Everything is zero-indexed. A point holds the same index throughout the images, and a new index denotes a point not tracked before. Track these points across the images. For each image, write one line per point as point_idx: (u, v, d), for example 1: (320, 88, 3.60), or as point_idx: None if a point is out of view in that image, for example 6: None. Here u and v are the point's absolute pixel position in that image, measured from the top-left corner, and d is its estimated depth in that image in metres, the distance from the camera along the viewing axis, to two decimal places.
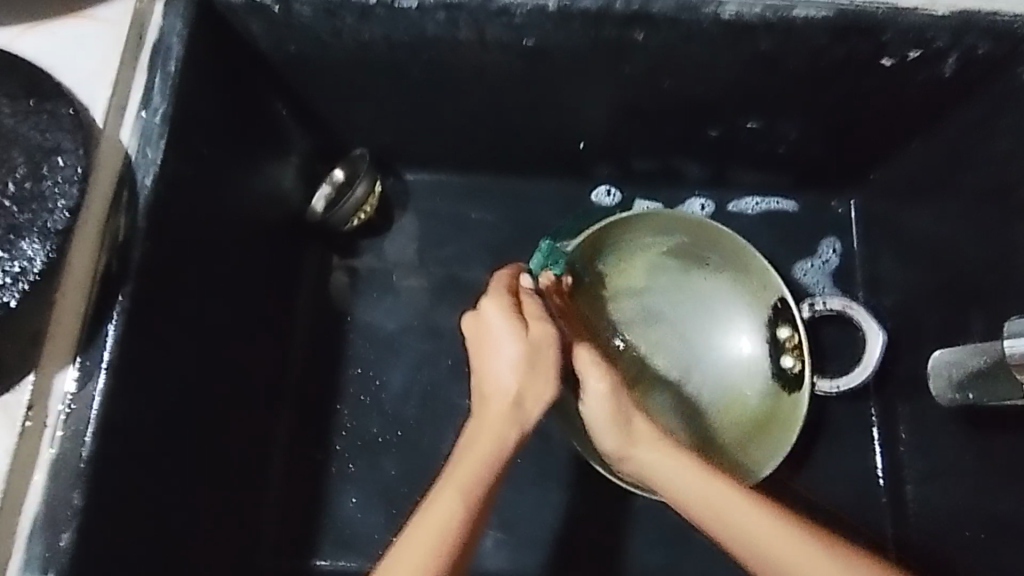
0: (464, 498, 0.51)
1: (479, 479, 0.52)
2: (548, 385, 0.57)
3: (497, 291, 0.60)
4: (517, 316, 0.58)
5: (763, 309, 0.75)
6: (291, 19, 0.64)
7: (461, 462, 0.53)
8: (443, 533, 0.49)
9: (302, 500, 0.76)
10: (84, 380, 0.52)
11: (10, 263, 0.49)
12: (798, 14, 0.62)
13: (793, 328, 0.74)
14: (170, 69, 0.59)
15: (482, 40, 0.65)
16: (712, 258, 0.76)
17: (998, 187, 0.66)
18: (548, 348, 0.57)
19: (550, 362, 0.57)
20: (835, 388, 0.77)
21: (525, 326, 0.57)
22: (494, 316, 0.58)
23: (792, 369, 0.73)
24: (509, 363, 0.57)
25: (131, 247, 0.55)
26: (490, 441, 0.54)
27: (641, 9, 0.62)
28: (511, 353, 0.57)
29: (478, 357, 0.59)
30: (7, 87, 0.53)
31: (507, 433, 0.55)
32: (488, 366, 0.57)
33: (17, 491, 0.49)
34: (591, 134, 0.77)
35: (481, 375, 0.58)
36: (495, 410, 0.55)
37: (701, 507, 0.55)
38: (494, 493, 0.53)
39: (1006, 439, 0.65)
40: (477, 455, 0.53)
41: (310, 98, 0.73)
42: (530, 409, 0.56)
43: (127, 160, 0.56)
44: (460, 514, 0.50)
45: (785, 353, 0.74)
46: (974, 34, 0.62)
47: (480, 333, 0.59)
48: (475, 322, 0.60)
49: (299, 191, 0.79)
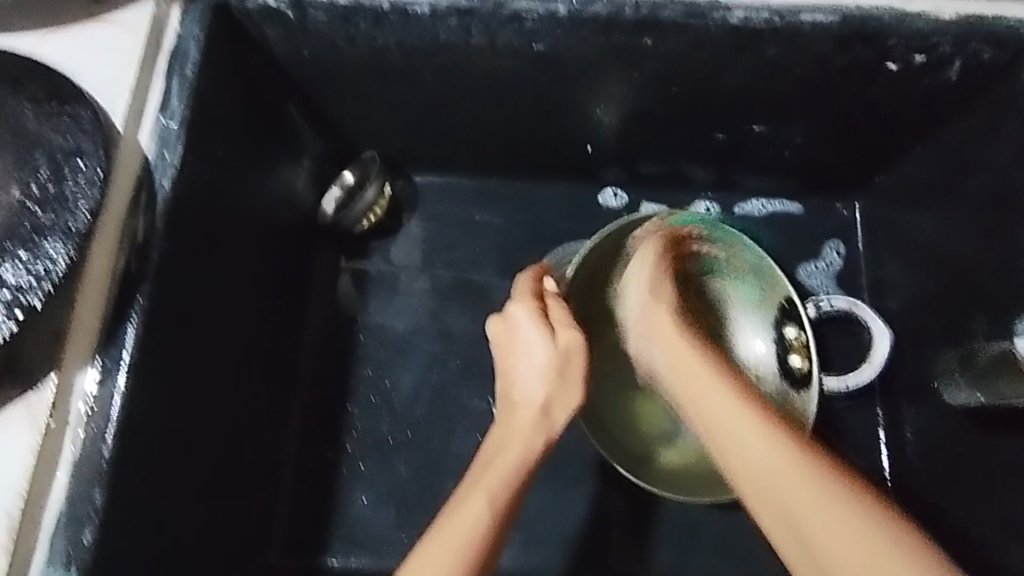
0: (494, 507, 0.51)
1: (509, 483, 0.53)
2: (574, 393, 0.58)
3: (524, 297, 0.62)
4: (546, 325, 0.60)
5: (772, 308, 0.73)
6: (306, 24, 0.65)
7: (491, 467, 0.54)
8: (467, 537, 0.50)
9: (314, 498, 0.77)
10: (103, 380, 0.53)
11: (33, 263, 0.50)
12: (806, 19, 0.63)
13: (800, 328, 0.72)
14: (187, 74, 0.60)
15: (494, 45, 0.66)
16: (719, 255, 0.73)
17: (1003, 191, 0.67)
18: (574, 356, 0.59)
19: (576, 370, 0.59)
20: (843, 386, 0.79)
21: (553, 334, 0.59)
22: (524, 324, 0.60)
23: (800, 369, 0.72)
24: (537, 370, 0.58)
25: (151, 248, 0.56)
26: (518, 448, 0.55)
27: (650, 15, 0.63)
28: (538, 360, 0.59)
29: (507, 364, 0.61)
30: (31, 91, 0.54)
31: (535, 439, 0.56)
32: (517, 373, 0.59)
33: (38, 489, 0.50)
34: (598, 138, 0.78)
35: (510, 381, 0.60)
36: (523, 417, 0.57)
37: (753, 476, 0.51)
38: (519, 500, 0.54)
39: (1012, 440, 0.66)
40: (506, 462, 0.54)
41: (322, 102, 0.75)
42: (558, 417, 0.57)
43: (145, 162, 0.58)
44: (485, 519, 0.51)
45: (793, 354, 0.72)
46: (978, 40, 0.63)
47: (507, 339, 0.62)
48: (505, 330, 0.62)
49: (310, 193, 0.80)
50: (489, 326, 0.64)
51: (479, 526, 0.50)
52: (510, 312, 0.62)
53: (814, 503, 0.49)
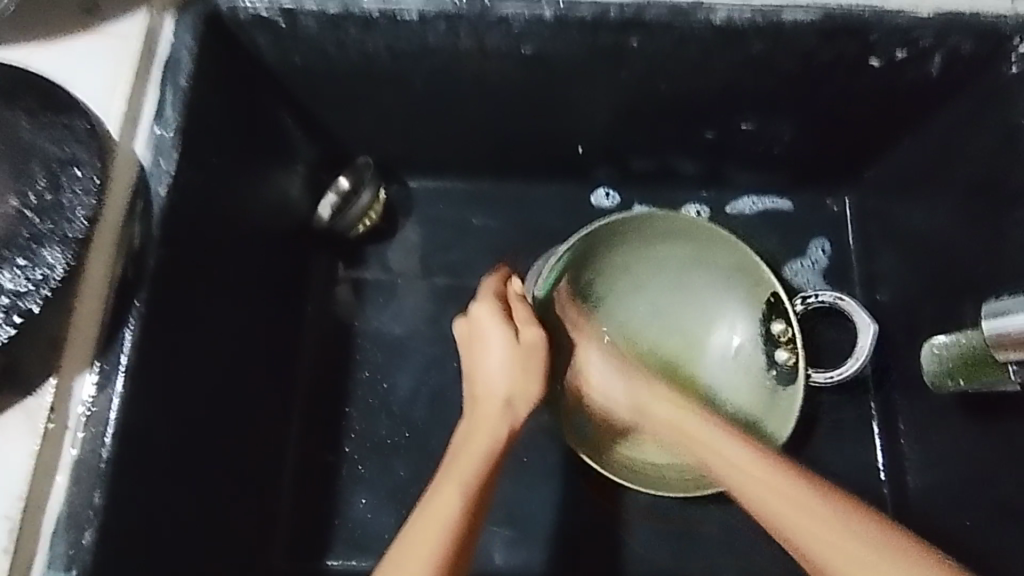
0: (467, 492, 0.53)
1: (478, 479, 0.54)
2: (535, 387, 0.59)
3: (489, 296, 0.63)
4: (508, 326, 0.61)
5: (758, 305, 0.78)
6: (298, 33, 0.66)
7: (459, 461, 0.55)
8: (443, 524, 0.51)
9: (313, 502, 0.78)
10: (103, 384, 0.54)
11: (32, 270, 0.51)
12: (787, 17, 0.64)
13: (786, 323, 0.76)
14: (181, 83, 0.61)
15: (482, 49, 0.68)
16: (706, 259, 0.79)
17: (986, 181, 0.68)
18: (538, 350, 0.60)
19: (538, 365, 0.60)
20: (828, 377, 0.79)
21: (516, 332, 0.60)
22: (486, 321, 0.61)
23: (787, 362, 0.76)
24: (500, 368, 0.59)
25: (147, 254, 0.56)
26: (483, 443, 0.56)
27: (635, 16, 0.64)
28: (504, 355, 0.60)
29: (471, 363, 0.61)
30: (26, 102, 0.55)
31: (498, 430, 0.57)
32: (481, 369, 0.60)
33: (39, 492, 0.51)
34: (589, 138, 0.79)
35: (474, 378, 0.61)
36: (485, 411, 0.58)
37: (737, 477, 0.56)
38: (492, 486, 0.55)
39: (1003, 427, 0.67)
40: (473, 455, 0.55)
41: (314, 109, 0.75)
42: (519, 412, 0.59)
43: (140, 171, 0.58)
44: (460, 505, 0.52)
45: (779, 348, 0.77)
46: (957, 34, 0.65)
47: (471, 336, 0.62)
48: (469, 329, 0.62)
49: (306, 200, 0.81)
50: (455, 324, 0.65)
51: (454, 516, 0.51)
52: (474, 309, 0.62)
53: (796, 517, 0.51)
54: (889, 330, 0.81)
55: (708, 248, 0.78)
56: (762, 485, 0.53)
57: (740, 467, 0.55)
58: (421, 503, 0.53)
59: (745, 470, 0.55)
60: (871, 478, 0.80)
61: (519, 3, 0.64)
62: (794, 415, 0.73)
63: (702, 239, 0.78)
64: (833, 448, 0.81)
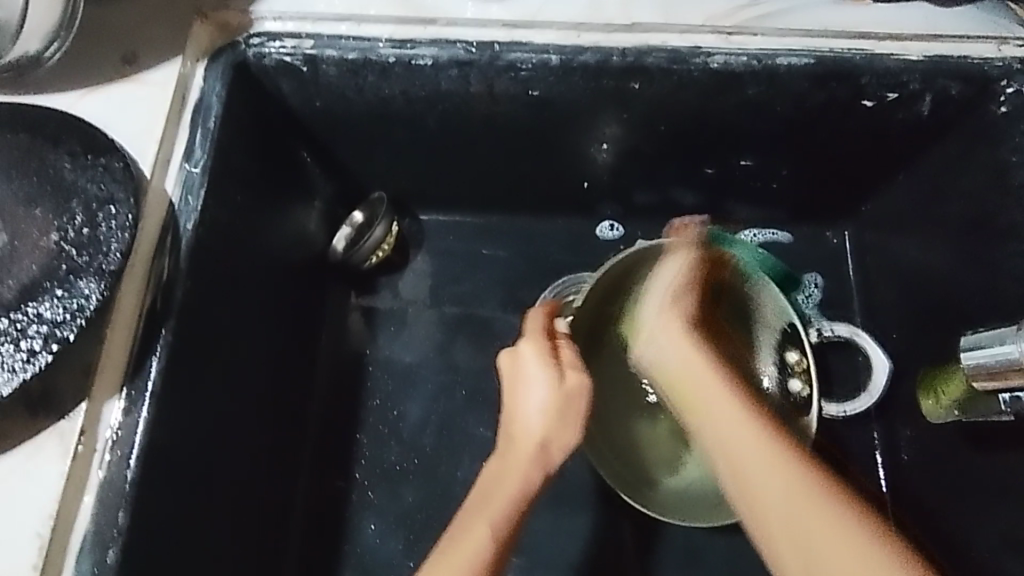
0: (496, 535, 0.55)
1: (509, 515, 0.57)
2: (573, 433, 0.62)
3: (534, 334, 0.66)
4: (552, 366, 0.63)
5: (772, 335, 0.79)
6: (319, 77, 0.71)
7: (492, 497, 0.58)
8: (472, 562, 0.54)
9: (326, 527, 0.79)
10: (129, 409, 0.57)
11: (69, 301, 0.54)
12: (781, 62, 0.68)
13: (803, 354, 0.77)
14: (210, 125, 0.65)
15: (492, 92, 0.71)
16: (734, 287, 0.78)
17: (981, 218, 0.71)
18: (574, 395, 0.62)
19: (577, 411, 0.62)
20: (841, 412, 0.82)
21: (560, 377, 0.63)
22: (530, 362, 0.64)
23: (800, 392, 0.77)
24: (539, 411, 0.62)
25: (174, 285, 0.60)
26: (516, 482, 0.59)
27: (636, 62, 0.68)
28: (543, 399, 0.62)
29: (511, 398, 0.64)
30: (69, 144, 0.59)
31: (533, 472, 0.60)
32: (520, 408, 0.63)
33: (67, 511, 0.53)
34: (594, 174, 0.82)
35: (513, 415, 0.63)
36: (522, 451, 0.61)
37: (738, 453, 0.60)
38: (519, 528, 0.58)
39: (1005, 457, 0.68)
40: (506, 494, 0.58)
41: (332, 147, 0.79)
42: (555, 455, 0.61)
43: (170, 208, 0.62)
44: (489, 545, 0.55)
45: (794, 377, 0.78)
46: (945, 78, 0.68)
47: (514, 372, 0.65)
48: (513, 364, 0.65)
49: (323, 233, 0.85)
50: (500, 357, 0.68)
51: (484, 547, 0.54)
52: (520, 348, 0.65)
53: (785, 489, 0.57)
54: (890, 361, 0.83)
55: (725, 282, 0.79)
56: (782, 496, 0.57)
57: (768, 473, 0.58)
58: (448, 537, 0.56)
59: (757, 459, 0.59)
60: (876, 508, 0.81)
61: (527, 51, 0.68)
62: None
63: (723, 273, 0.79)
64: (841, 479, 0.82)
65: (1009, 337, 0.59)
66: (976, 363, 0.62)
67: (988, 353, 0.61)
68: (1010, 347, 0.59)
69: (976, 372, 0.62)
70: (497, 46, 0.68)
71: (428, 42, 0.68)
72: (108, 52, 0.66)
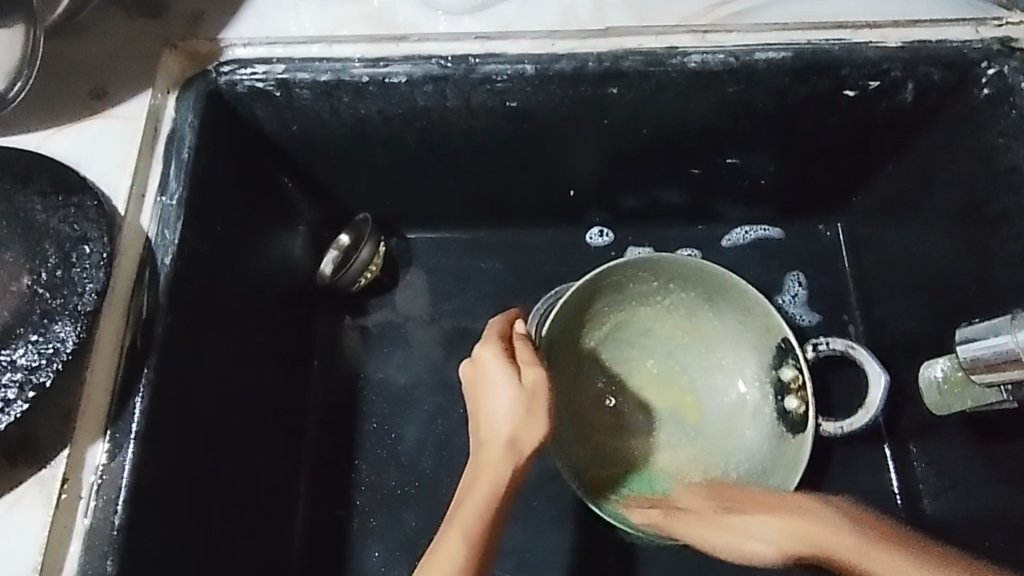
0: (470, 545, 0.53)
1: (480, 520, 0.54)
2: (539, 426, 0.58)
3: (491, 338, 0.63)
4: (511, 365, 0.61)
5: (768, 351, 0.76)
6: (293, 102, 0.70)
7: (463, 506, 0.55)
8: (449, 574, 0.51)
9: (327, 557, 0.78)
10: (114, 452, 0.55)
11: (44, 345, 0.53)
12: (759, 58, 0.67)
13: (797, 369, 0.74)
14: (184, 155, 0.64)
15: (469, 106, 0.71)
16: (717, 293, 0.76)
17: (972, 203, 0.70)
18: (539, 390, 0.59)
19: (542, 405, 0.59)
20: (839, 429, 0.75)
21: (520, 374, 0.60)
22: (491, 365, 0.61)
23: (797, 410, 0.74)
24: (501, 412, 0.59)
25: (156, 322, 0.59)
26: (486, 484, 0.56)
27: (613, 66, 0.67)
28: (505, 400, 0.59)
29: (475, 404, 0.61)
30: (39, 184, 0.58)
31: (504, 472, 0.56)
32: (485, 412, 0.60)
33: (53, 564, 0.52)
34: (580, 182, 0.81)
35: (479, 422, 0.60)
36: (490, 453, 0.58)
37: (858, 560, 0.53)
38: (498, 531, 0.55)
39: (1013, 443, 0.67)
40: (474, 502, 0.55)
41: (312, 170, 0.78)
42: (525, 450, 0.58)
43: (147, 243, 0.61)
44: (462, 556, 0.52)
45: (789, 394, 0.75)
46: (925, 64, 0.67)
47: (475, 378, 0.62)
48: (474, 371, 0.62)
49: (309, 257, 0.83)
50: (461, 369, 0.65)
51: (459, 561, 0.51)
52: (480, 353, 0.62)
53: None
54: (891, 353, 0.81)
55: (713, 295, 0.76)
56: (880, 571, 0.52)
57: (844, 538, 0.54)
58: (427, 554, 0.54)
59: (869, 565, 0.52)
60: (888, 504, 0.79)
61: (502, 62, 0.67)
62: (796, 470, 0.71)
63: (710, 286, 0.76)
64: (847, 477, 0.80)
65: (1004, 329, 0.58)
66: (972, 356, 0.61)
67: (979, 346, 0.60)
68: (1006, 339, 0.58)
69: (973, 366, 0.61)
70: (472, 58, 0.67)
71: (402, 59, 0.68)
72: (76, 89, 0.65)
